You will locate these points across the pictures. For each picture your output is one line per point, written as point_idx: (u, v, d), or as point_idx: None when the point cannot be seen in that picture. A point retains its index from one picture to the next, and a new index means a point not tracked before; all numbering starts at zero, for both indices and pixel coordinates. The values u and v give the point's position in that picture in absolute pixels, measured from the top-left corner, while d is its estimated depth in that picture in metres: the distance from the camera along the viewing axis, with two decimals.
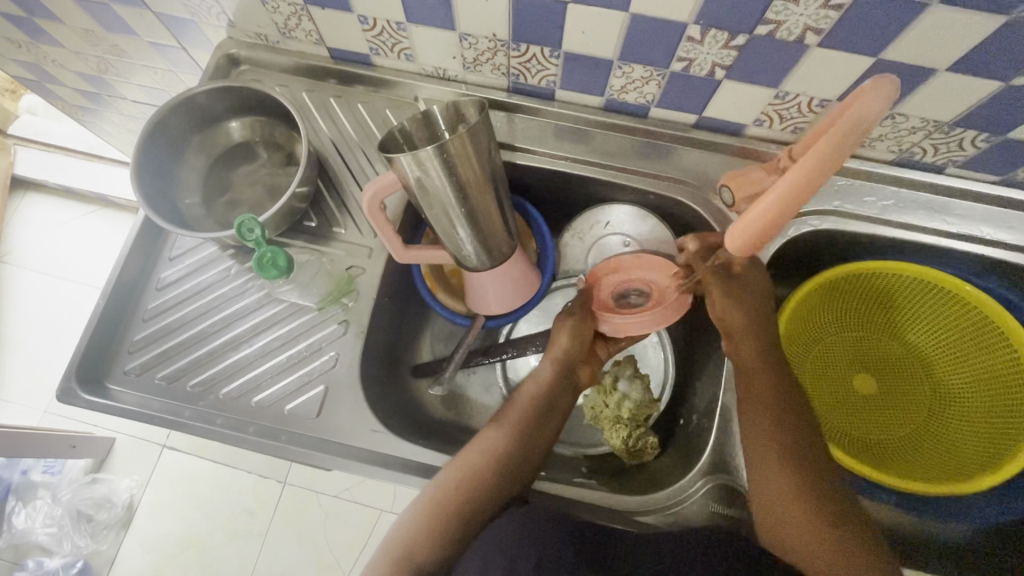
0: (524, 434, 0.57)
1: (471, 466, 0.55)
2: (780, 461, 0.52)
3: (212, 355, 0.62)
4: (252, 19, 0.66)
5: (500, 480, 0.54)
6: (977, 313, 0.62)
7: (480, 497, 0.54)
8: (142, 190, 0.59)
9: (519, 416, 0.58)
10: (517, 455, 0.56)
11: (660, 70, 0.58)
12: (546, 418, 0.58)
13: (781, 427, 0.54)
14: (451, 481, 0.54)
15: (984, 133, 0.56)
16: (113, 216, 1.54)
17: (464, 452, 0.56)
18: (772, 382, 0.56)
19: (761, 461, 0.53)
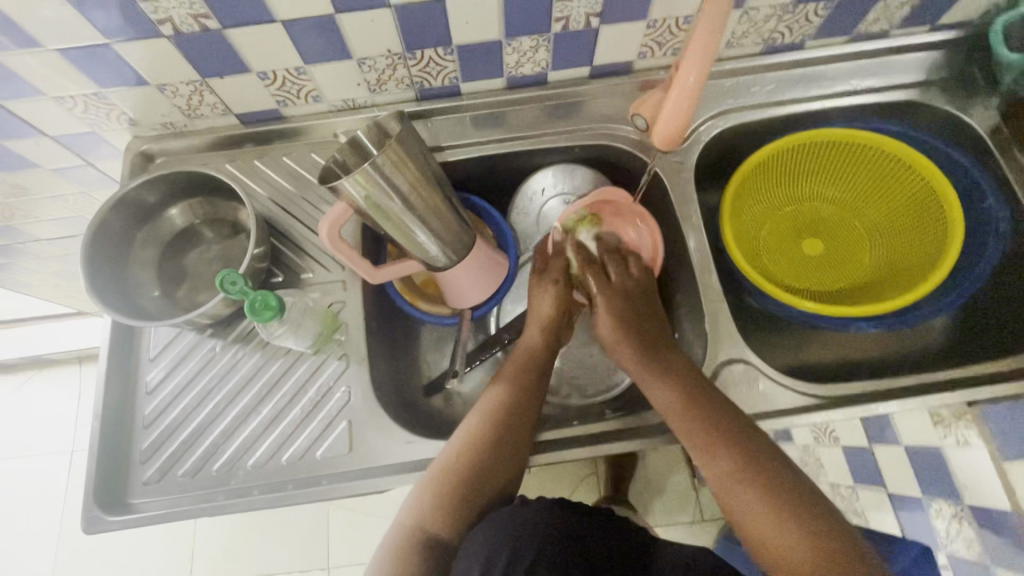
0: (523, 385, 0.62)
1: (475, 430, 0.59)
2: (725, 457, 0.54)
3: (227, 434, 0.61)
4: (154, 111, 0.67)
5: (505, 436, 0.58)
6: (872, 149, 0.72)
7: (487, 452, 0.57)
8: (103, 299, 0.59)
9: (513, 376, 0.62)
10: (520, 408, 0.60)
11: (544, 35, 0.65)
12: (538, 371, 0.63)
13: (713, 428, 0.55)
14: (457, 447, 0.58)
15: (821, 2, 0.65)
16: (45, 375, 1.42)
17: (468, 416, 0.61)
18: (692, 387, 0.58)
19: (703, 462, 0.55)
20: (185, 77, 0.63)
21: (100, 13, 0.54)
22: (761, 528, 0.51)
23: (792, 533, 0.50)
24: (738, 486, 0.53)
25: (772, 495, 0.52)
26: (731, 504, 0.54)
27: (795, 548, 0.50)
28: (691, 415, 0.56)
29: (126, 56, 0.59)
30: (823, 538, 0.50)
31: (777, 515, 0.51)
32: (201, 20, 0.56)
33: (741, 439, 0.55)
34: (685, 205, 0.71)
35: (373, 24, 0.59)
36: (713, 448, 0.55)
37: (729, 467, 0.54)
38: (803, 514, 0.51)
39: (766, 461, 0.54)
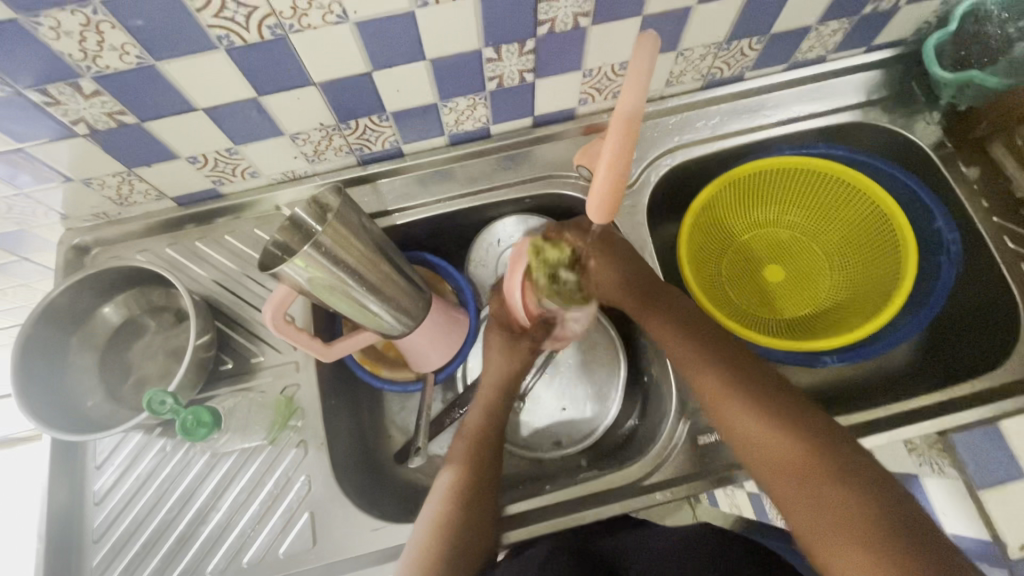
0: (478, 465, 0.59)
1: (438, 512, 0.56)
2: (715, 368, 0.55)
3: (183, 541, 0.58)
4: (83, 203, 0.65)
5: (471, 517, 0.56)
6: (823, 175, 0.72)
7: (462, 532, 0.55)
8: (36, 414, 0.56)
9: (465, 454, 0.60)
10: (482, 486, 0.58)
11: (479, 94, 0.63)
12: (494, 441, 0.62)
13: (704, 346, 0.57)
14: (425, 538, 0.54)
15: (754, 37, 0.65)
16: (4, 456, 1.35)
17: (428, 499, 0.58)
18: (683, 315, 0.60)
19: (694, 376, 0.56)
20: (110, 169, 0.60)
21: (7, 120, 0.51)
22: (760, 445, 0.50)
23: (775, 430, 0.50)
24: (724, 391, 0.54)
25: (770, 400, 0.52)
26: (716, 410, 0.54)
27: (780, 447, 0.50)
28: (685, 340, 0.58)
29: (43, 157, 0.56)
30: (811, 438, 0.49)
31: (762, 415, 0.51)
32: (118, 116, 0.54)
33: (733, 355, 0.57)
34: (640, 249, 0.70)
35: (300, 102, 0.58)
36: (703, 362, 0.56)
37: (718, 375, 0.55)
38: (790, 417, 0.51)
39: (760, 376, 0.54)
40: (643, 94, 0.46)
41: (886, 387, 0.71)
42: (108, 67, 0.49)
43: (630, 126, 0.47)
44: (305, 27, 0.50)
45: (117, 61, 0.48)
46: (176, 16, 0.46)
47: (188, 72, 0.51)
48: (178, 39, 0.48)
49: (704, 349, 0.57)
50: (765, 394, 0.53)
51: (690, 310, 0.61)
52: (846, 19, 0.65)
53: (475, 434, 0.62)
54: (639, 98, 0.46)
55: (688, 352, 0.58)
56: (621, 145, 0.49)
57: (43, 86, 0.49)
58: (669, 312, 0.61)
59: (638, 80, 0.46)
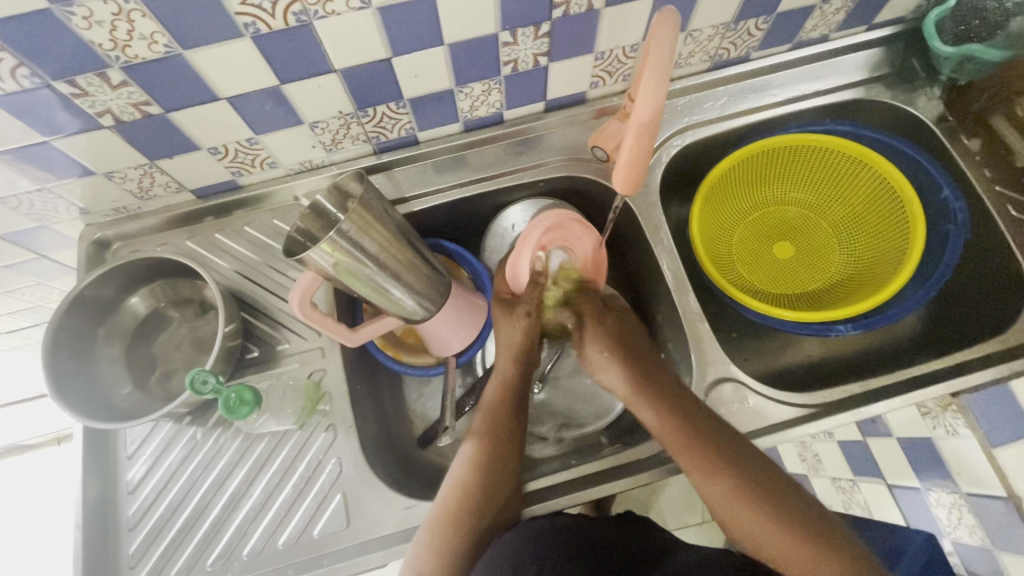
0: (497, 435, 0.61)
1: (462, 477, 0.58)
2: (725, 479, 0.54)
3: (218, 525, 0.59)
4: (104, 198, 0.65)
5: (492, 482, 0.58)
6: (831, 152, 0.74)
7: (482, 496, 0.57)
8: (69, 405, 0.56)
9: (485, 423, 0.62)
10: (500, 456, 0.60)
11: (494, 79, 0.64)
12: (512, 414, 0.63)
13: (708, 458, 0.55)
14: (447, 500, 0.57)
15: (760, 18, 0.66)
16: (19, 460, 1.35)
17: (450, 469, 0.60)
18: (687, 411, 0.58)
19: (705, 485, 0.55)
20: (132, 161, 0.61)
21: (35, 112, 0.52)
22: (774, 555, 0.51)
23: (789, 546, 0.50)
24: (740, 504, 0.53)
25: (780, 514, 0.52)
26: (734, 520, 0.53)
27: (800, 566, 0.50)
28: (692, 445, 0.56)
29: (68, 150, 0.57)
30: (826, 543, 0.50)
31: (780, 524, 0.51)
32: (143, 107, 0.54)
33: (739, 458, 0.55)
34: (655, 228, 0.72)
35: (320, 90, 0.58)
36: (713, 470, 0.54)
37: (731, 486, 0.53)
38: (801, 519, 0.51)
39: (761, 472, 0.54)
40: (658, 99, 0.51)
41: (896, 357, 0.74)
42: (136, 57, 0.49)
43: (645, 127, 0.53)
44: (329, 13, 0.50)
45: (145, 50, 0.49)
46: (204, 4, 0.46)
47: (213, 61, 0.52)
48: (206, 27, 0.48)
49: (712, 462, 0.55)
50: (776, 508, 0.52)
51: (693, 405, 0.59)
52: None
53: (492, 407, 0.64)
54: (654, 103, 0.51)
55: (695, 464, 0.55)
56: (639, 141, 0.54)
57: (71, 77, 0.50)
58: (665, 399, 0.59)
59: (652, 88, 0.50)
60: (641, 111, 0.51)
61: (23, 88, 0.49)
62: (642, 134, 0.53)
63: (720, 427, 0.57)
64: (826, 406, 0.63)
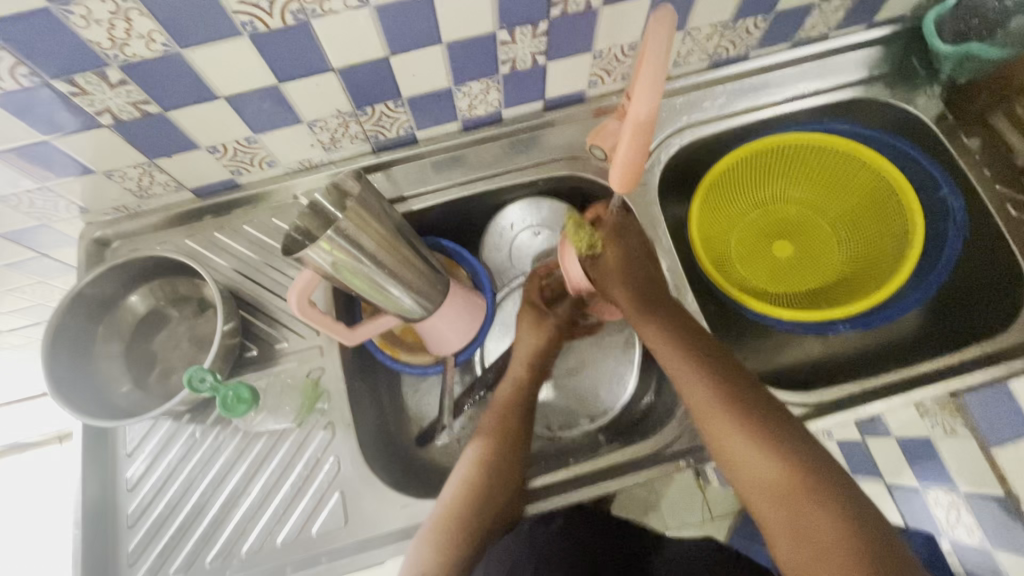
0: (507, 435, 0.61)
1: (470, 476, 0.58)
2: (707, 379, 0.55)
3: (217, 523, 0.59)
4: (104, 197, 0.66)
5: (498, 481, 0.58)
6: (831, 150, 0.74)
7: (488, 494, 0.57)
8: (69, 403, 0.57)
9: (496, 423, 0.62)
10: (507, 454, 0.60)
11: (492, 78, 0.64)
12: (523, 413, 0.64)
13: (695, 359, 0.57)
14: (451, 498, 0.57)
15: (759, 16, 0.66)
16: (19, 458, 1.35)
17: (457, 467, 0.60)
18: (679, 325, 0.61)
19: (686, 385, 0.56)
20: (131, 160, 0.61)
21: (34, 111, 0.52)
22: (742, 458, 0.51)
23: (760, 449, 0.51)
24: (716, 407, 0.54)
25: (757, 420, 0.52)
26: (708, 422, 0.54)
27: (767, 471, 0.50)
28: (680, 348, 0.58)
29: (67, 149, 0.57)
30: (798, 461, 0.50)
31: (754, 431, 0.52)
32: (142, 106, 0.54)
33: (727, 368, 0.56)
34: (653, 227, 0.72)
35: (318, 89, 0.59)
36: (698, 373, 0.56)
37: (712, 390, 0.55)
38: (778, 435, 0.51)
39: (749, 389, 0.55)
40: (657, 90, 0.50)
41: (896, 357, 0.74)
42: (134, 55, 0.49)
43: (644, 119, 0.52)
44: (326, 12, 0.51)
45: (143, 49, 0.49)
46: (201, 3, 0.47)
47: (211, 60, 0.52)
48: (204, 25, 0.48)
49: (700, 365, 0.57)
50: (756, 413, 0.53)
51: (690, 323, 0.61)
52: None
53: (505, 405, 0.64)
54: (653, 93, 0.51)
55: (679, 364, 0.58)
56: (638, 134, 0.53)
57: (69, 76, 0.50)
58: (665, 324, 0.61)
59: (652, 78, 0.50)
60: (640, 102, 0.51)
61: (22, 87, 0.50)
62: (642, 126, 0.53)
63: (711, 340, 0.59)
64: (823, 405, 0.62)
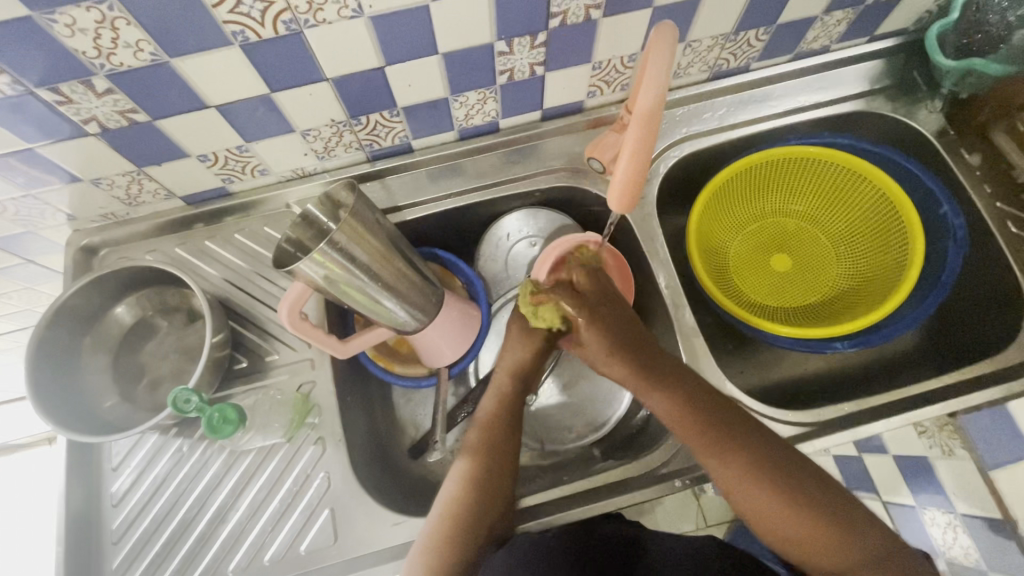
0: (490, 451, 0.60)
1: (457, 495, 0.57)
2: (734, 454, 0.52)
3: (203, 540, 0.58)
4: (91, 204, 0.64)
5: (487, 498, 0.57)
6: (831, 165, 0.73)
7: (475, 512, 0.56)
8: (52, 418, 0.55)
9: (478, 443, 0.61)
10: (493, 469, 0.59)
11: (490, 88, 0.63)
12: (507, 427, 0.62)
13: (716, 434, 0.53)
14: (442, 516, 0.56)
15: (760, 28, 0.65)
16: (9, 460, 1.33)
17: (445, 485, 0.59)
18: (688, 388, 0.56)
19: (713, 468, 0.53)
20: (120, 168, 0.60)
21: (18, 120, 0.51)
22: (791, 536, 0.49)
23: (808, 523, 0.48)
24: (747, 484, 0.51)
25: (796, 491, 0.50)
26: (743, 500, 0.51)
27: (820, 544, 0.48)
28: (700, 422, 0.54)
29: (53, 157, 0.56)
30: (838, 518, 0.49)
31: (791, 502, 0.49)
32: (129, 115, 0.53)
33: (748, 434, 0.53)
34: (651, 240, 0.71)
35: (311, 98, 0.57)
36: (721, 452, 0.53)
37: (739, 468, 0.51)
38: (817, 502, 0.49)
39: (774, 455, 0.52)
40: (661, 88, 0.49)
41: (893, 373, 0.73)
42: (121, 64, 0.48)
43: (649, 124, 0.50)
44: (319, 22, 0.49)
45: (130, 58, 0.48)
46: (191, 12, 0.45)
47: (201, 69, 0.50)
48: (193, 34, 0.47)
49: (723, 442, 0.53)
50: (791, 483, 0.50)
51: (696, 384, 0.57)
52: (851, 9, 0.66)
53: (488, 420, 0.63)
54: (658, 92, 0.49)
55: (707, 444, 0.53)
56: (643, 138, 0.51)
57: (54, 84, 0.48)
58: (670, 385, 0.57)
59: (655, 76, 0.48)
60: (644, 104, 0.49)
61: (6, 95, 0.48)
62: (646, 130, 0.51)
63: (717, 398, 0.56)
64: (820, 424, 0.62)
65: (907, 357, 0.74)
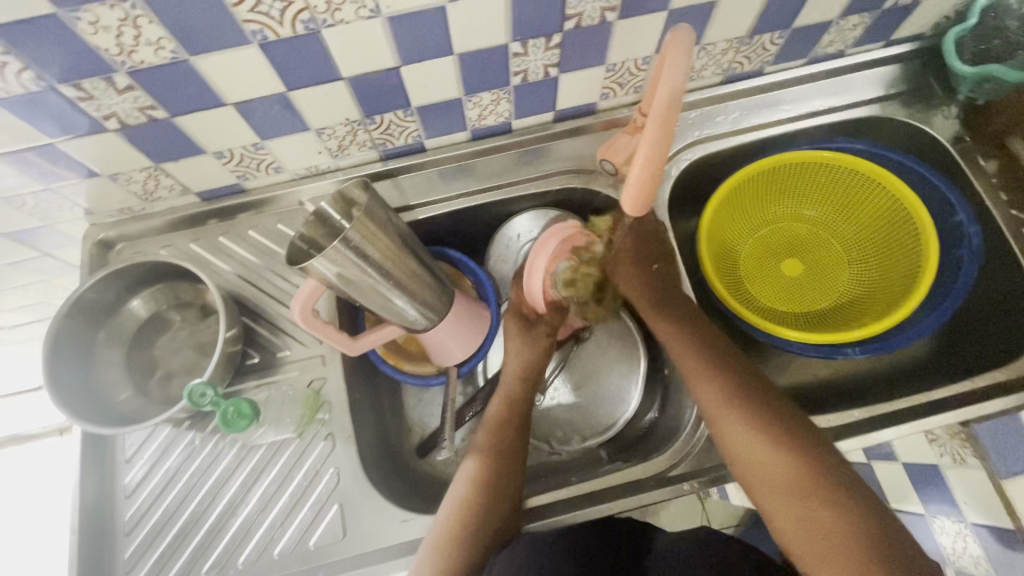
0: (499, 453, 0.60)
1: (466, 496, 0.57)
2: (716, 375, 0.57)
3: (214, 533, 0.59)
4: (108, 199, 0.65)
5: (495, 496, 0.58)
6: (843, 170, 0.72)
7: (484, 510, 0.56)
8: (67, 409, 0.56)
9: (487, 445, 0.61)
10: (501, 469, 0.59)
11: (503, 89, 0.64)
12: (516, 429, 0.63)
13: (704, 357, 0.59)
14: (452, 516, 0.56)
15: (776, 32, 0.65)
16: (19, 450, 1.35)
17: (453, 486, 0.59)
18: (689, 324, 0.62)
19: (695, 383, 0.58)
20: (138, 164, 0.60)
21: (40, 115, 0.52)
22: (751, 455, 0.53)
23: (768, 444, 0.52)
24: (728, 409, 0.55)
25: (766, 416, 0.54)
26: (715, 417, 0.56)
27: (776, 466, 0.51)
28: (694, 346, 0.60)
29: (73, 152, 0.57)
30: (805, 456, 0.51)
31: (760, 429, 0.53)
32: (148, 111, 0.54)
33: (737, 367, 0.58)
34: (662, 242, 0.71)
35: (327, 97, 0.58)
36: (707, 372, 0.58)
37: (719, 389, 0.56)
38: (785, 430, 0.53)
39: (761, 391, 0.56)
40: (677, 91, 0.49)
41: (904, 381, 0.73)
42: (142, 62, 0.49)
43: (665, 125, 0.50)
44: (338, 22, 0.50)
45: (151, 56, 0.48)
46: (213, 12, 0.46)
47: (220, 68, 0.51)
48: (213, 33, 0.48)
49: (711, 367, 0.58)
50: (762, 409, 0.54)
51: (703, 322, 0.63)
52: (867, 14, 0.65)
53: (497, 422, 0.63)
54: (673, 95, 0.49)
55: (694, 365, 0.59)
56: (659, 141, 0.52)
57: (76, 81, 0.49)
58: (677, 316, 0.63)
59: (670, 79, 0.49)
60: (660, 108, 0.49)
61: (29, 91, 0.49)
62: (662, 132, 0.51)
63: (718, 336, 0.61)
64: (830, 430, 0.62)
65: (919, 364, 0.74)
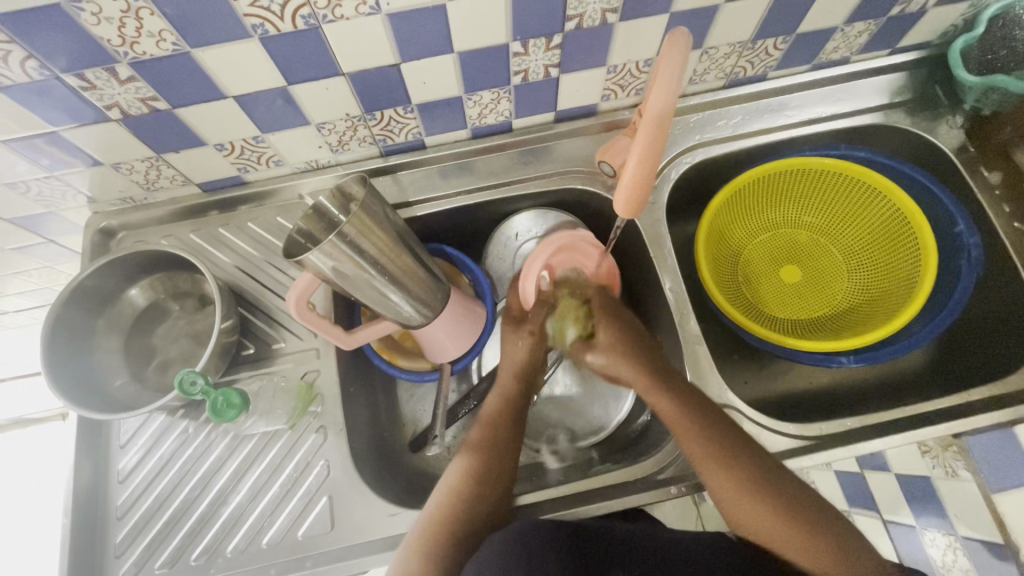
0: (491, 447, 0.61)
1: (457, 480, 0.58)
2: (726, 464, 0.54)
3: (204, 521, 0.60)
4: (111, 188, 0.66)
5: (485, 490, 0.58)
6: (844, 177, 0.72)
7: (473, 504, 0.57)
8: (64, 393, 0.57)
9: (480, 440, 0.61)
10: (498, 467, 0.59)
11: (504, 88, 0.64)
12: (510, 424, 0.63)
13: (711, 443, 0.55)
14: (445, 493, 0.57)
15: (779, 37, 0.65)
16: (22, 434, 1.36)
17: (445, 472, 0.60)
18: (685, 400, 0.58)
19: (712, 482, 0.54)
20: (139, 154, 0.61)
21: (43, 103, 0.52)
22: (778, 542, 0.51)
23: (794, 531, 0.51)
24: (742, 496, 0.52)
25: (784, 500, 0.52)
26: (737, 513, 0.53)
27: (803, 551, 0.51)
28: (700, 433, 0.55)
29: (76, 141, 0.57)
30: (825, 533, 0.51)
31: (788, 521, 0.51)
32: (150, 102, 0.54)
33: (740, 443, 0.55)
34: (659, 246, 0.71)
35: (327, 92, 0.58)
36: (722, 468, 0.54)
37: (736, 484, 0.53)
38: (802, 508, 0.52)
39: (772, 470, 0.54)
40: (673, 96, 0.49)
41: (900, 391, 0.72)
42: (144, 53, 0.49)
43: (658, 126, 0.50)
44: (338, 17, 0.50)
45: (153, 47, 0.49)
46: (213, 5, 0.46)
47: (220, 60, 0.51)
48: (214, 27, 0.48)
49: (720, 456, 0.54)
50: (779, 492, 0.52)
51: (692, 392, 0.58)
52: (872, 21, 0.65)
53: (492, 416, 0.64)
54: (669, 98, 0.49)
55: (704, 456, 0.54)
56: (651, 144, 0.52)
57: (79, 70, 0.50)
58: (668, 386, 0.59)
59: (667, 82, 0.48)
60: (654, 114, 0.49)
61: (33, 80, 0.50)
62: (654, 137, 0.51)
63: (712, 408, 0.57)
64: (821, 439, 0.61)
65: (916, 376, 0.73)
